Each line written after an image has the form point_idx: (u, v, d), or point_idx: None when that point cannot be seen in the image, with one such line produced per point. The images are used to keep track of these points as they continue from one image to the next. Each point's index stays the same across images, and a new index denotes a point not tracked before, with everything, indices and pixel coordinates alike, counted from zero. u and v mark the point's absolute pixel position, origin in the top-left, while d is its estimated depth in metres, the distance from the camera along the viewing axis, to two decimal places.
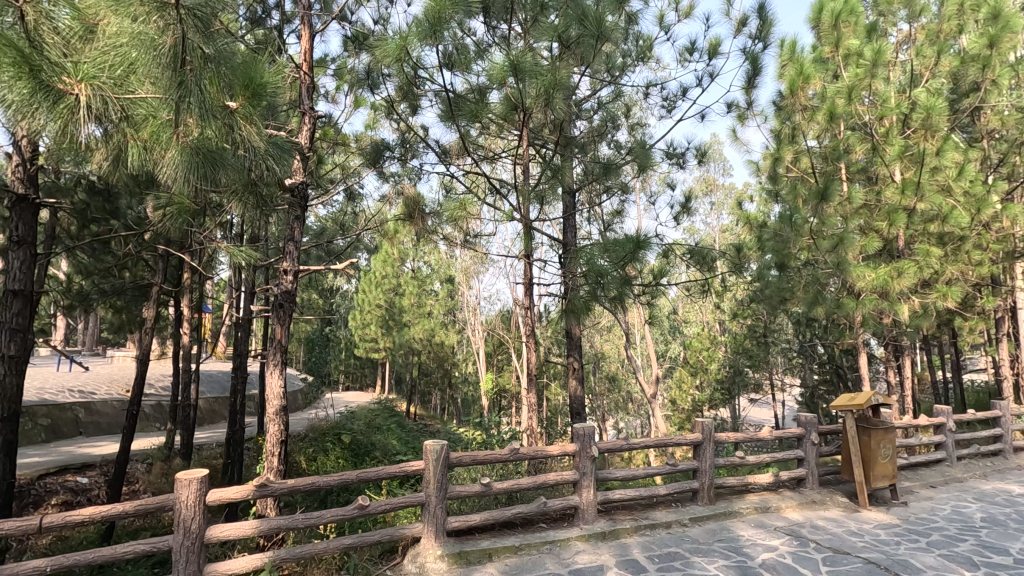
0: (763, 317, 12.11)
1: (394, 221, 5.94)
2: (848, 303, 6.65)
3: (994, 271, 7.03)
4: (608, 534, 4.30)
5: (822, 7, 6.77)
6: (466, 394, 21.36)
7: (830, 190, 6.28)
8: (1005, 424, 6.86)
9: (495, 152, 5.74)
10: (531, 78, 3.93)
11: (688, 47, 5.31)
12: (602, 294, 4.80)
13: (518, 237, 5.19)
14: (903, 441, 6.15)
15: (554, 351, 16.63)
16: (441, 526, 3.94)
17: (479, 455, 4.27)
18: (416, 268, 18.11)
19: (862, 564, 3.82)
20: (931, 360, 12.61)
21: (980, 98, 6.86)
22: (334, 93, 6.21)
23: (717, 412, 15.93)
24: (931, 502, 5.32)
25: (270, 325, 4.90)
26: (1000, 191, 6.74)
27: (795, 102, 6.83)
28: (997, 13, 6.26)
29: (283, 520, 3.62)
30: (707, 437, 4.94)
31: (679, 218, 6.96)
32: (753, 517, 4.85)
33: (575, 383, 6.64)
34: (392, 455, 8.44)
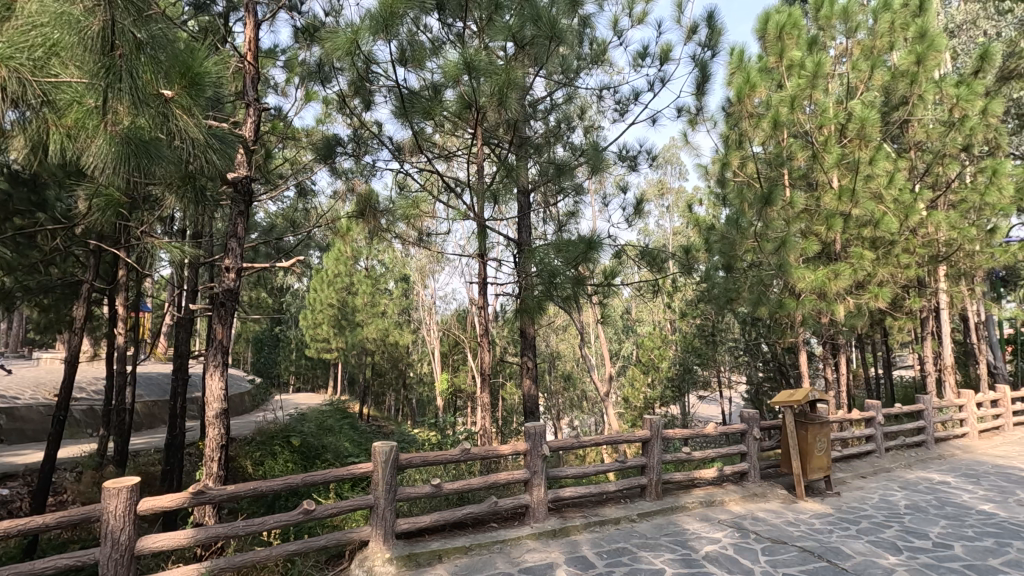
0: (710, 317, 12.51)
1: (346, 218, 5.82)
2: (789, 303, 6.97)
3: (919, 274, 7.49)
4: (559, 531, 4.34)
5: (767, 19, 7.10)
6: (421, 395, 21.16)
7: (773, 195, 6.56)
8: (928, 416, 7.33)
9: (450, 150, 5.70)
10: (486, 77, 3.93)
11: (641, 51, 5.38)
12: (555, 293, 4.85)
13: (473, 236, 5.17)
14: (839, 434, 6.47)
15: (510, 351, 16.70)
16: (390, 529, 3.87)
17: (430, 456, 4.21)
18: (370, 267, 17.77)
19: (798, 553, 4.00)
20: (865, 358, 13.30)
21: (908, 111, 7.28)
22: (285, 86, 6.01)
23: (667, 409, 16.36)
24: (861, 491, 5.63)
25: (211, 325, 4.68)
26: (926, 199, 7.18)
27: (742, 109, 7.16)
28: (924, 33, 6.72)
29: (222, 529, 3.46)
30: (655, 434, 5.04)
31: (632, 220, 7.09)
32: (698, 510, 5.00)
33: (529, 382, 6.66)
34: (344, 457, 8.26)
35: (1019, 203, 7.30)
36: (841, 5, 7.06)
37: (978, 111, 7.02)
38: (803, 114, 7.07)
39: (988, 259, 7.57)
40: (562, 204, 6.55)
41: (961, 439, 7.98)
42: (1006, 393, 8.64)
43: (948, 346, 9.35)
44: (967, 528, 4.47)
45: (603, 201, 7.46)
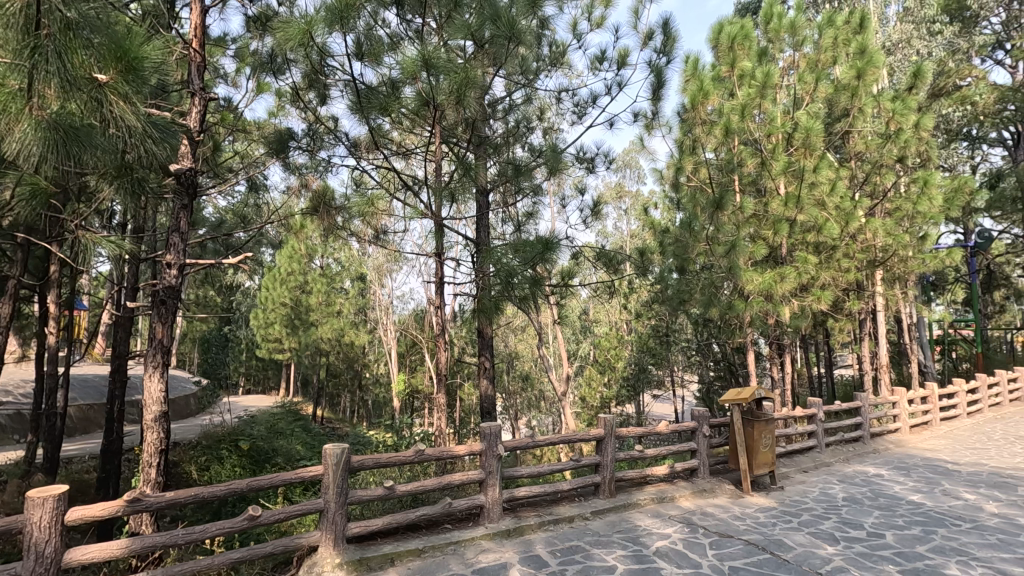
0: (665, 318, 12.83)
1: (300, 214, 5.66)
2: (738, 305, 7.22)
3: (858, 277, 7.88)
4: (513, 530, 4.35)
5: (720, 29, 7.32)
6: (377, 396, 20.83)
7: (724, 200, 6.79)
8: (865, 413, 7.73)
9: (409, 147, 5.61)
10: (444, 74, 3.90)
11: (599, 55, 5.42)
12: (512, 293, 4.85)
13: (430, 235, 5.11)
14: (784, 431, 6.72)
15: (468, 351, 16.64)
16: (341, 533, 3.78)
17: (383, 457, 4.13)
18: (325, 265, 17.33)
19: (743, 546, 4.13)
20: (809, 357, 13.90)
21: (849, 123, 7.65)
22: (235, 76, 5.79)
23: (623, 408, 16.64)
24: (803, 485, 5.88)
25: (151, 324, 4.47)
26: (865, 206, 7.55)
27: (696, 116, 7.39)
28: (864, 49, 7.08)
29: (160, 538, 3.28)
30: (609, 433, 5.10)
31: (589, 222, 7.17)
32: (650, 507, 5.11)
33: (486, 383, 6.65)
34: (295, 460, 8.02)
35: (947, 212, 7.79)
36: (789, 19, 7.42)
37: (911, 125, 7.45)
38: (753, 123, 7.34)
39: (919, 264, 8.04)
40: (521, 205, 6.54)
41: (894, 434, 8.45)
42: (935, 391, 9.20)
43: (883, 346, 9.87)
44: (898, 518, 4.73)
45: (562, 202, 7.52)
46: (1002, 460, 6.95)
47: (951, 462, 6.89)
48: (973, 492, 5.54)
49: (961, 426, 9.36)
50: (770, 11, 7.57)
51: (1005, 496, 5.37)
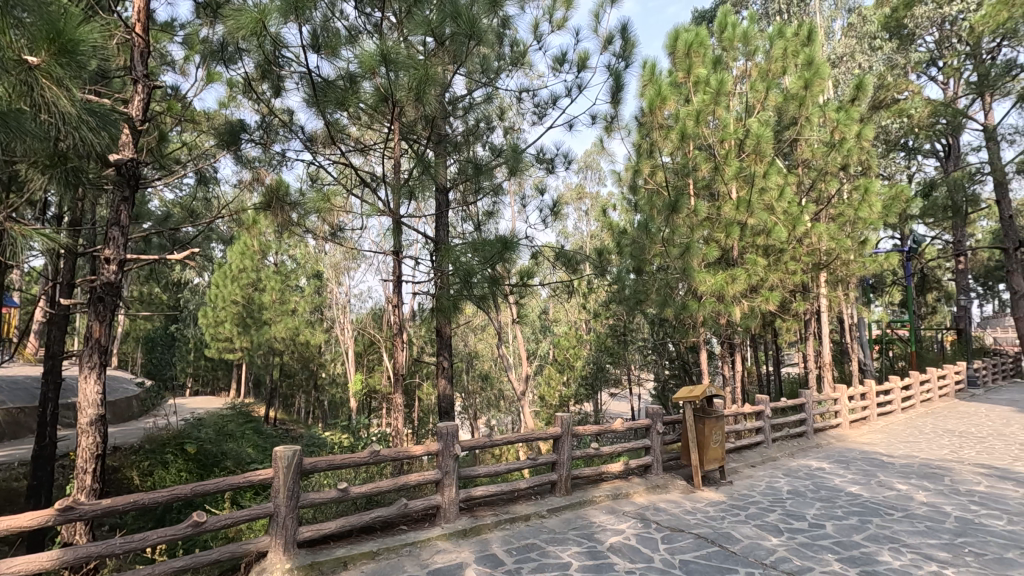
0: (622, 318, 13.07)
1: (252, 209, 5.47)
2: (691, 305, 7.43)
3: (804, 279, 8.22)
4: (469, 530, 4.34)
5: (677, 37, 7.50)
6: (333, 396, 20.38)
7: (679, 204, 6.97)
8: (809, 409, 8.07)
9: (367, 143, 5.50)
10: (403, 70, 3.85)
11: (560, 57, 5.43)
12: (470, 292, 4.82)
13: (388, 233, 5.03)
14: (734, 427, 6.96)
15: (426, 351, 16.51)
16: (292, 538, 3.68)
17: (336, 459, 4.03)
18: (280, 262, 16.82)
19: (693, 540, 4.25)
20: (759, 356, 14.41)
21: (797, 131, 7.98)
22: (184, 64, 5.54)
23: (582, 407, 16.84)
24: (751, 479, 6.10)
25: (85, 322, 4.24)
26: (811, 212, 7.89)
27: (653, 121, 7.58)
28: (811, 61, 7.40)
29: (95, 547, 3.10)
30: (566, 431, 5.15)
31: (549, 222, 7.21)
32: (606, 503, 5.19)
33: (444, 382, 6.60)
34: (246, 464, 7.74)
35: (885, 218, 8.24)
36: (742, 29, 7.71)
37: (853, 135, 7.84)
38: (708, 129, 7.58)
39: (860, 267, 8.44)
40: (480, 204, 6.50)
41: (836, 429, 8.87)
42: (873, 387, 9.70)
43: (827, 345, 10.34)
44: (838, 509, 4.97)
45: (522, 202, 7.55)
46: (931, 452, 7.40)
47: (885, 455, 7.29)
48: (905, 483, 5.87)
49: (895, 420, 9.92)
50: (724, 20, 7.82)
51: (933, 486, 5.72)
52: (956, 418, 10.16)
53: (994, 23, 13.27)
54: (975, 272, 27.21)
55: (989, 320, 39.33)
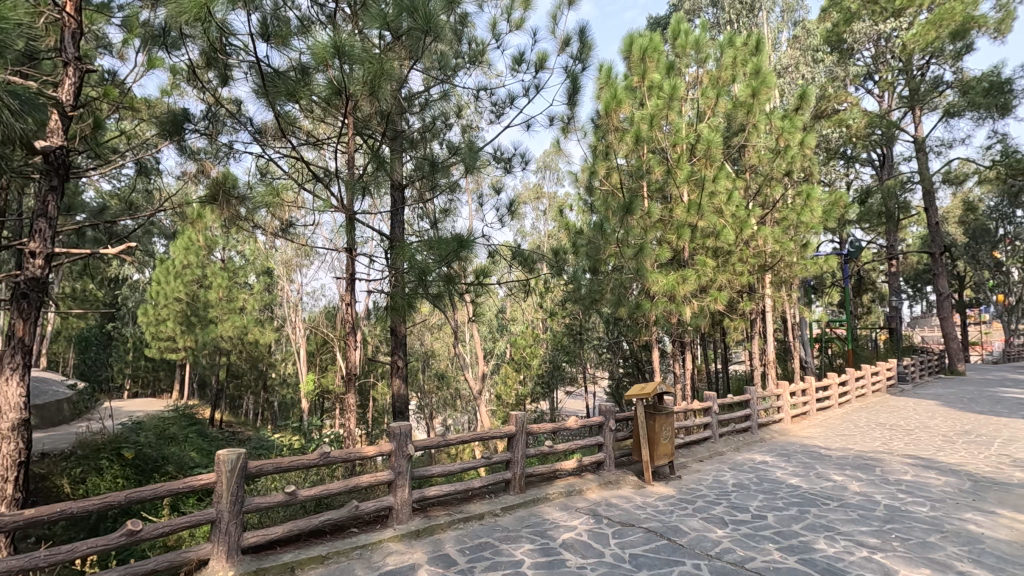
0: (578, 317, 13.25)
1: (197, 203, 5.21)
2: (645, 304, 7.61)
3: (750, 281, 8.54)
4: (422, 530, 4.30)
5: (631, 42, 7.65)
6: (284, 397, 19.83)
7: (634, 205, 7.11)
8: (753, 405, 8.40)
9: (320, 137, 5.34)
10: (357, 63, 3.76)
11: (518, 56, 5.43)
12: (424, 290, 4.76)
13: (341, 229, 4.90)
14: (683, 424, 7.16)
15: (382, 350, 16.28)
16: (235, 544, 3.55)
17: (283, 462, 3.90)
18: (227, 258, 16.18)
19: (643, 534, 4.35)
20: (709, 354, 14.88)
21: (745, 137, 8.28)
22: (122, 48, 5.25)
23: (538, 405, 16.96)
24: (698, 474, 6.30)
25: (7, 320, 3.99)
26: (757, 216, 8.22)
27: (609, 123, 7.73)
28: (758, 70, 7.72)
29: (16, 561, 2.88)
30: (520, 430, 5.18)
31: (506, 221, 7.21)
32: (559, 500, 5.25)
33: (399, 382, 6.51)
34: (189, 469, 7.42)
35: (825, 223, 8.67)
36: (694, 37, 7.95)
37: (797, 143, 8.23)
38: (661, 133, 7.78)
39: (803, 269, 8.83)
40: (437, 202, 6.45)
41: (779, 423, 9.26)
42: (813, 384, 10.19)
43: (771, 343, 10.77)
44: (779, 501, 5.20)
45: (479, 201, 7.53)
46: (865, 444, 7.83)
47: (823, 448, 7.66)
48: (841, 474, 6.20)
49: (833, 415, 10.44)
50: (677, 28, 8.03)
51: (865, 476, 6.06)
52: (887, 412, 10.79)
53: (924, 41, 14.18)
54: (905, 274, 28.98)
55: (918, 319, 41.95)
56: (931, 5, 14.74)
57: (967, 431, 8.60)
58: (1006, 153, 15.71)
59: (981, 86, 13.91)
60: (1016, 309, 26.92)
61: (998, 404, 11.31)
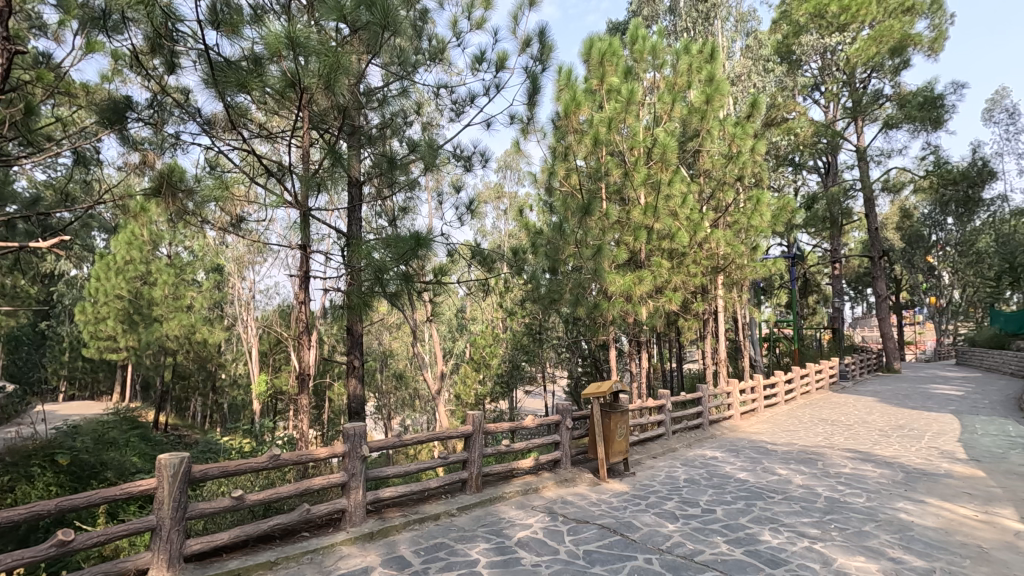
0: (538, 318, 13.36)
1: (141, 196, 4.93)
2: (602, 304, 7.73)
3: (703, 282, 8.79)
4: (376, 533, 4.22)
5: (591, 45, 7.73)
6: (235, 398, 19.20)
7: (592, 206, 7.21)
8: (705, 403, 8.66)
9: (275, 130, 5.15)
10: (312, 55, 3.66)
11: (478, 55, 5.38)
12: (381, 288, 4.66)
13: (295, 226, 4.75)
14: (638, 421, 7.31)
15: (338, 349, 16.08)
16: (177, 552, 3.40)
17: (229, 465, 3.76)
18: (174, 254, 15.47)
19: (597, 530, 4.42)
20: (664, 354, 15.26)
21: (699, 142, 8.52)
22: (59, 30, 4.94)
23: (497, 404, 16.98)
24: (652, 470, 6.45)
25: None
26: (710, 219, 8.47)
27: (568, 125, 7.84)
28: (712, 78, 7.94)
29: None
30: (477, 429, 5.18)
31: (465, 220, 7.17)
32: (516, 499, 5.26)
33: (354, 382, 6.38)
34: (130, 475, 7.09)
35: (773, 227, 9.02)
36: (651, 42, 8.13)
37: (748, 149, 8.53)
38: (619, 136, 7.92)
39: (753, 271, 9.15)
40: (395, 199, 6.35)
41: (729, 420, 9.57)
42: (761, 381, 10.57)
43: (723, 343, 11.13)
44: (727, 495, 5.37)
45: (439, 200, 7.47)
46: (808, 439, 8.17)
47: (770, 443, 7.96)
48: (785, 468, 6.47)
49: (779, 411, 10.89)
50: (635, 33, 8.19)
51: (808, 470, 6.33)
52: (829, 408, 11.33)
53: (866, 55, 14.96)
54: (848, 277, 30.48)
55: (860, 319, 44.10)
56: (872, 22, 15.52)
57: (901, 426, 9.11)
58: (938, 164, 16.74)
59: (917, 100, 14.75)
60: (946, 310, 28.74)
61: (928, 400, 12.04)
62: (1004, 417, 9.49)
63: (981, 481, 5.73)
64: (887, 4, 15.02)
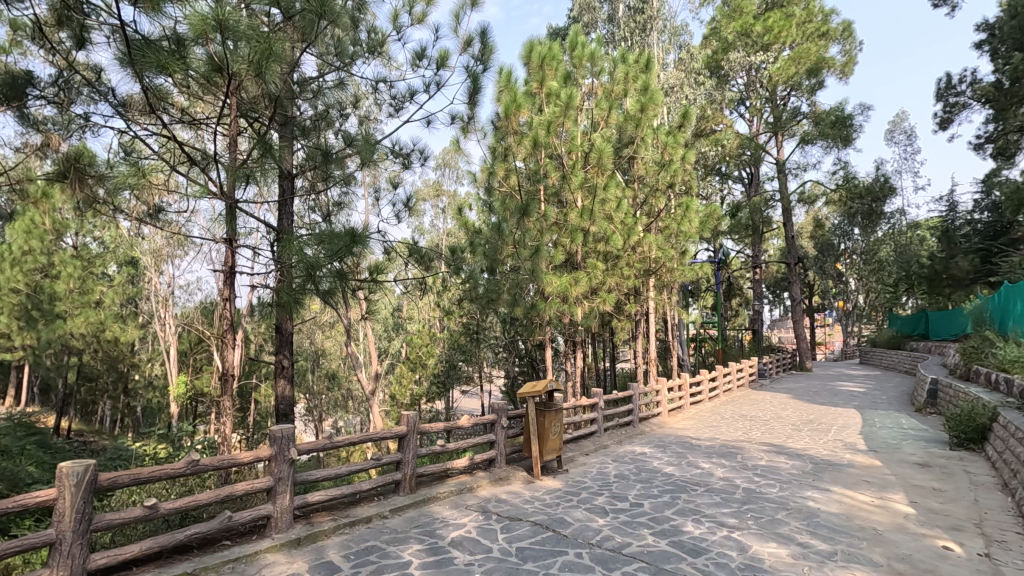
0: (476, 318, 13.39)
1: (42, 180, 4.49)
2: (540, 304, 7.85)
3: (636, 283, 9.10)
4: (304, 538, 4.08)
5: (531, 48, 7.83)
6: (150, 400, 17.94)
7: (531, 208, 7.31)
8: (636, 401, 8.97)
9: (199, 116, 4.84)
10: (241, 39, 3.50)
11: (418, 51, 5.29)
12: (314, 286, 4.50)
13: (219, 219, 4.49)
14: (571, 420, 7.48)
15: (266, 348, 15.42)
16: (80, 568, 3.15)
17: (142, 472, 3.52)
18: (80, 244, 14.07)
19: (530, 527, 4.48)
20: (598, 353, 15.67)
21: (634, 149, 8.82)
22: None
23: (434, 404, 16.83)
24: (584, 467, 6.61)
25: None
26: (643, 224, 8.76)
27: (508, 126, 7.92)
28: (647, 88, 8.24)
29: None
30: (411, 429, 5.12)
31: (403, 217, 7.06)
32: (449, 499, 5.24)
33: (283, 383, 6.12)
34: (24, 486, 6.45)
35: (701, 233, 9.49)
36: (590, 50, 8.33)
37: (679, 158, 8.94)
38: (558, 140, 8.08)
39: (682, 275, 9.56)
40: (330, 194, 6.14)
41: (657, 417, 9.96)
42: (687, 380, 11.08)
43: (653, 343, 11.55)
44: (655, 489, 5.60)
45: (376, 195, 7.31)
46: (729, 434, 8.64)
47: (694, 439, 8.35)
48: (708, 461, 6.82)
49: (703, 408, 11.47)
50: (575, 39, 8.35)
51: (728, 463, 6.70)
52: (749, 404, 12.05)
53: (786, 75, 16.09)
54: (768, 281, 32.55)
55: (778, 321, 46.96)
56: (792, 44, 16.62)
57: (811, 420, 9.83)
58: (847, 179, 18.19)
59: (830, 119, 15.94)
60: (851, 314, 31.31)
61: (835, 396, 13.05)
62: (898, 412, 10.44)
63: (878, 469, 6.29)
64: (805, 28, 16.17)
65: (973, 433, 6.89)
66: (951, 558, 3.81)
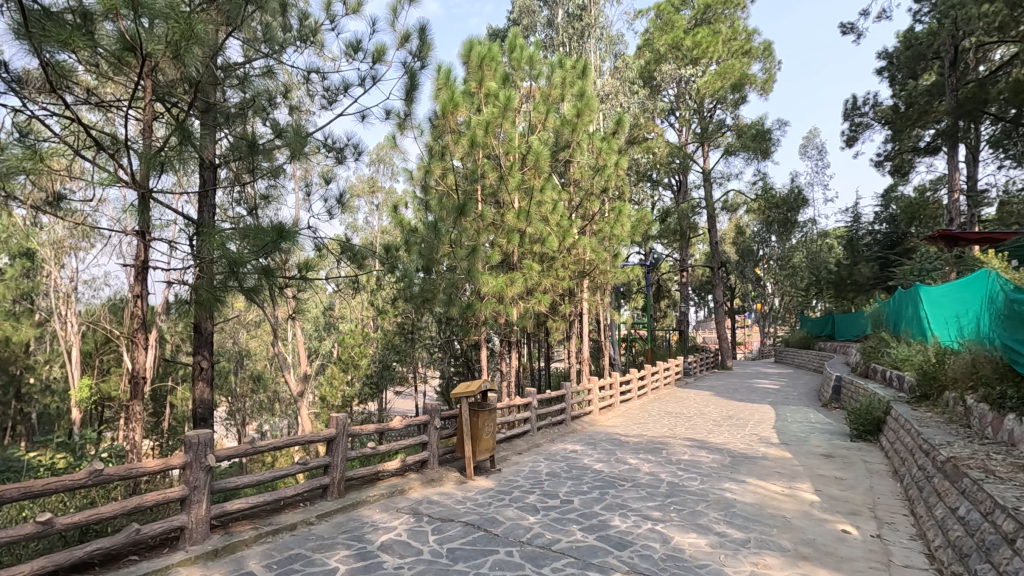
0: (410, 317, 13.14)
1: None
2: (476, 304, 7.83)
3: (570, 284, 9.26)
4: (222, 549, 3.86)
5: (471, 48, 7.78)
6: (46, 406, 16.33)
7: (467, 208, 7.28)
8: (568, 400, 9.13)
9: (108, 97, 4.46)
10: (158, 18, 3.27)
11: (353, 43, 5.14)
12: (237, 283, 4.26)
13: (130, 210, 4.15)
14: (505, 420, 7.52)
15: (183, 349, 14.46)
16: None
17: (35, 486, 3.20)
18: None
19: (462, 528, 4.47)
20: (532, 353, 15.83)
21: (570, 152, 8.98)
22: None
23: (365, 406, 16.39)
24: (517, 466, 6.66)
25: None
26: (578, 226, 8.92)
27: (446, 124, 7.85)
28: (583, 94, 8.44)
29: None
30: (340, 432, 4.96)
31: (335, 213, 6.83)
32: (379, 502, 5.13)
33: (201, 385, 5.75)
34: None
35: (632, 236, 9.84)
36: (528, 53, 8.42)
37: (613, 163, 9.16)
38: (496, 140, 8.11)
39: (614, 276, 9.83)
40: (256, 187, 5.85)
41: (589, 415, 10.19)
42: (618, 379, 11.40)
43: (586, 343, 11.80)
44: (584, 485, 5.74)
45: (306, 190, 7.06)
46: (656, 431, 8.99)
47: (623, 435, 8.63)
48: (635, 457, 7.06)
49: (633, 406, 11.85)
50: (513, 42, 8.41)
51: (654, 458, 6.97)
52: (675, 402, 12.57)
53: (712, 88, 17.01)
54: (694, 284, 34.17)
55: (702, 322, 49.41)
56: (717, 59, 17.52)
57: (731, 416, 10.40)
58: (765, 189, 19.41)
59: (751, 132, 16.94)
60: (768, 316, 33.43)
61: (752, 393, 13.88)
62: (806, 407, 11.25)
63: (788, 461, 6.76)
64: (730, 45, 17.15)
65: (871, 425, 7.54)
66: (849, 540, 4.17)
